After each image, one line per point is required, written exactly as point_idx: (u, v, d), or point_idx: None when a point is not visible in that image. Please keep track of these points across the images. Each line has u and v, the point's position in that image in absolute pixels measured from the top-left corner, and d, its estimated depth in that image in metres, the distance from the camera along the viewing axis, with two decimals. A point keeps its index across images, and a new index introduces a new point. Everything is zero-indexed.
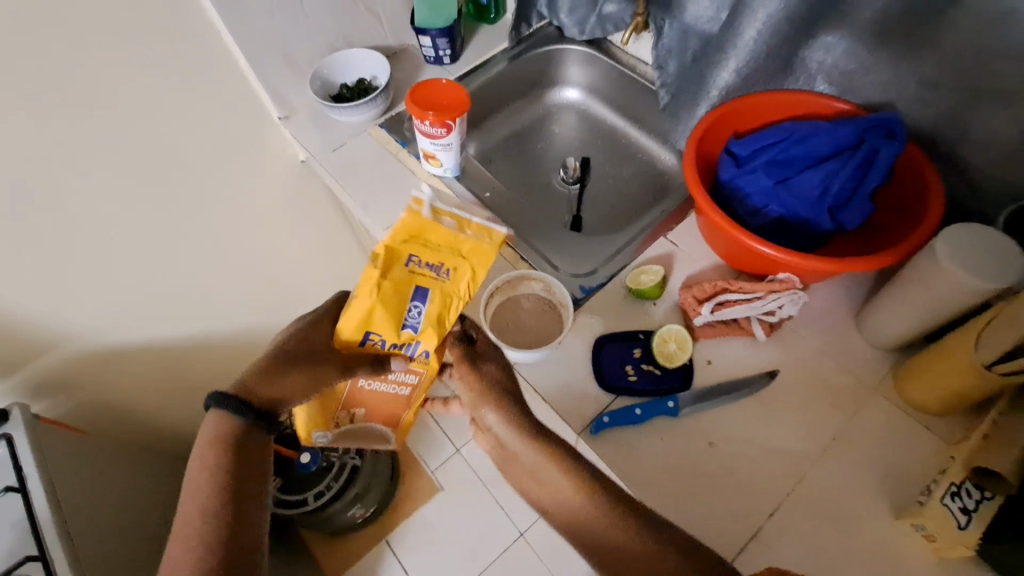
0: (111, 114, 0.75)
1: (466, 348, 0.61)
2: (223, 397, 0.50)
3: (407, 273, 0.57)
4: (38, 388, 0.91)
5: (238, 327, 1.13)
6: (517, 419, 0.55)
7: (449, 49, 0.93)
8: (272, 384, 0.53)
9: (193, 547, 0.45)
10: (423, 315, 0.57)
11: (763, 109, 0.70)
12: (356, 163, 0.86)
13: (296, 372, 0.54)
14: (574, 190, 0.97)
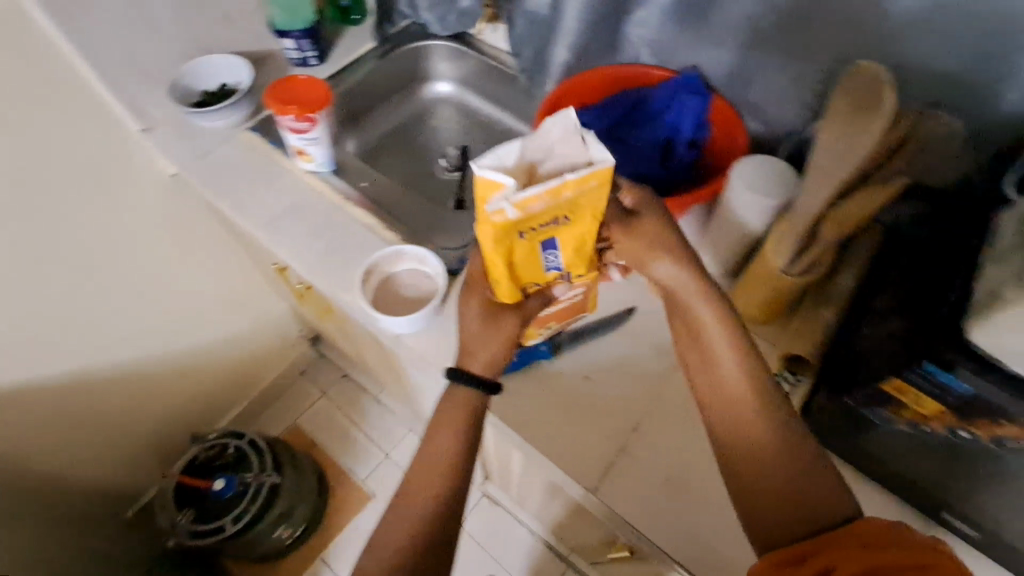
0: None
1: (625, 213, 0.56)
2: (461, 376, 0.58)
3: (528, 241, 0.51)
4: None
5: (124, 355, 1.10)
6: (690, 280, 0.56)
7: (314, 51, 0.95)
8: (478, 352, 0.59)
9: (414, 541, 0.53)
10: (562, 258, 0.54)
11: (598, 83, 0.77)
12: (225, 167, 0.85)
13: (502, 328, 0.59)
14: (456, 177, 1.02)
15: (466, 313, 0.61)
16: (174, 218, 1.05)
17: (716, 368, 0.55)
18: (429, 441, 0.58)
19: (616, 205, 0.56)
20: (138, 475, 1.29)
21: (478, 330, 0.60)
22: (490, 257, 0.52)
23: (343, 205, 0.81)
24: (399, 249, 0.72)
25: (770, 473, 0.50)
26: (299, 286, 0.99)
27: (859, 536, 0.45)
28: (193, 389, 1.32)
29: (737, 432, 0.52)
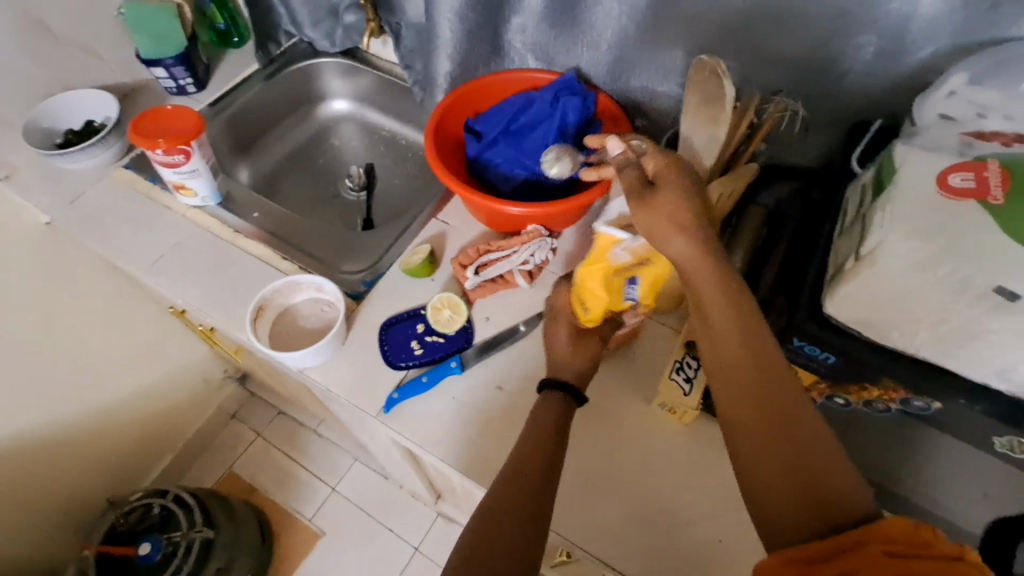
0: None
1: (643, 177, 0.52)
2: (561, 387, 0.58)
3: (623, 279, 0.56)
4: None
5: (15, 426, 1.00)
6: (693, 240, 0.48)
7: (190, 77, 0.90)
8: (569, 368, 0.59)
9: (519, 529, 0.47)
10: (637, 295, 0.57)
11: (486, 91, 0.79)
12: (99, 210, 0.79)
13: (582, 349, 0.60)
14: (363, 197, 0.99)
15: (553, 336, 0.62)
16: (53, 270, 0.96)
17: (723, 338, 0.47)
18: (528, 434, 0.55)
19: (637, 170, 0.53)
20: (54, 554, 1.19)
21: (568, 350, 0.60)
22: (589, 286, 0.58)
23: (235, 237, 0.77)
24: (291, 279, 0.68)
25: (783, 455, 0.42)
26: (205, 328, 0.93)
27: (884, 538, 0.36)
28: (107, 450, 1.22)
29: (751, 439, 0.43)
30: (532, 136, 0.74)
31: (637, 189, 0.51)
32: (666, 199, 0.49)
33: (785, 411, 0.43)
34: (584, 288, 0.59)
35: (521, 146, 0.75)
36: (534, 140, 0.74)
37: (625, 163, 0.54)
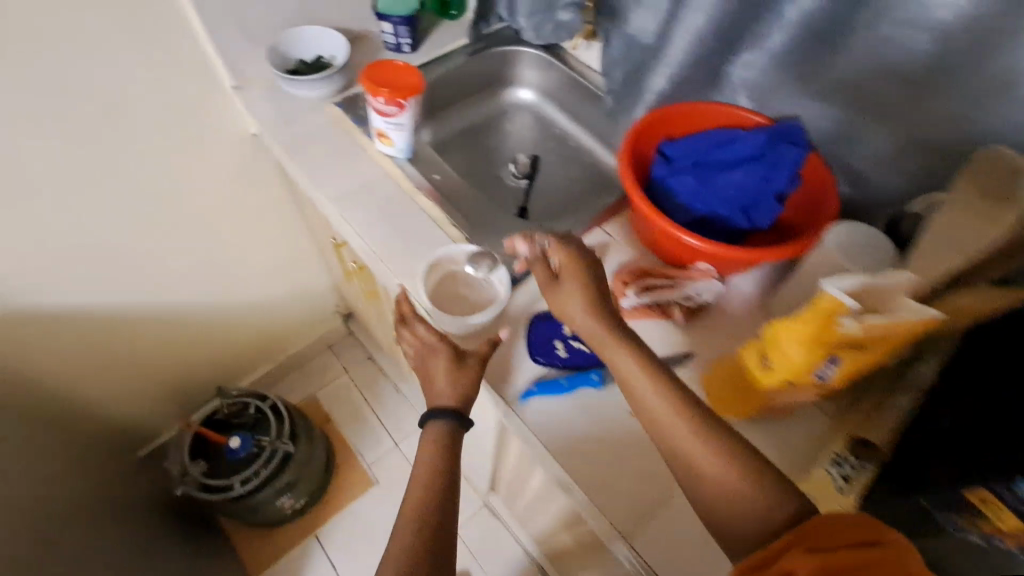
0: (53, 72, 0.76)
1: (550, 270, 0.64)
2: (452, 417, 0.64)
3: (825, 353, 0.47)
4: None
5: (169, 301, 1.13)
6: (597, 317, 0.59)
7: (409, 38, 0.96)
8: (451, 394, 0.64)
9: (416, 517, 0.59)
10: (832, 372, 0.49)
11: (683, 117, 0.76)
12: (308, 136, 0.87)
13: (464, 374, 0.64)
14: (523, 185, 1.01)
15: (429, 369, 0.66)
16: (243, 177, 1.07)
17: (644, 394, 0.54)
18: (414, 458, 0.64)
19: (544, 264, 0.65)
20: (159, 417, 1.33)
21: (443, 380, 0.64)
22: (778, 339, 0.50)
23: (412, 193, 0.82)
24: (460, 246, 0.71)
25: (724, 481, 0.48)
26: (354, 263, 1.00)
27: (812, 540, 0.41)
28: (227, 344, 1.35)
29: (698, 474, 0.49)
30: (726, 173, 0.72)
31: (546, 283, 0.63)
32: (569, 283, 0.61)
33: (717, 445, 0.50)
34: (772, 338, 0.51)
35: (712, 181, 0.73)
36: (727, 178, 0.72)
37: (534, 258, 0.65)
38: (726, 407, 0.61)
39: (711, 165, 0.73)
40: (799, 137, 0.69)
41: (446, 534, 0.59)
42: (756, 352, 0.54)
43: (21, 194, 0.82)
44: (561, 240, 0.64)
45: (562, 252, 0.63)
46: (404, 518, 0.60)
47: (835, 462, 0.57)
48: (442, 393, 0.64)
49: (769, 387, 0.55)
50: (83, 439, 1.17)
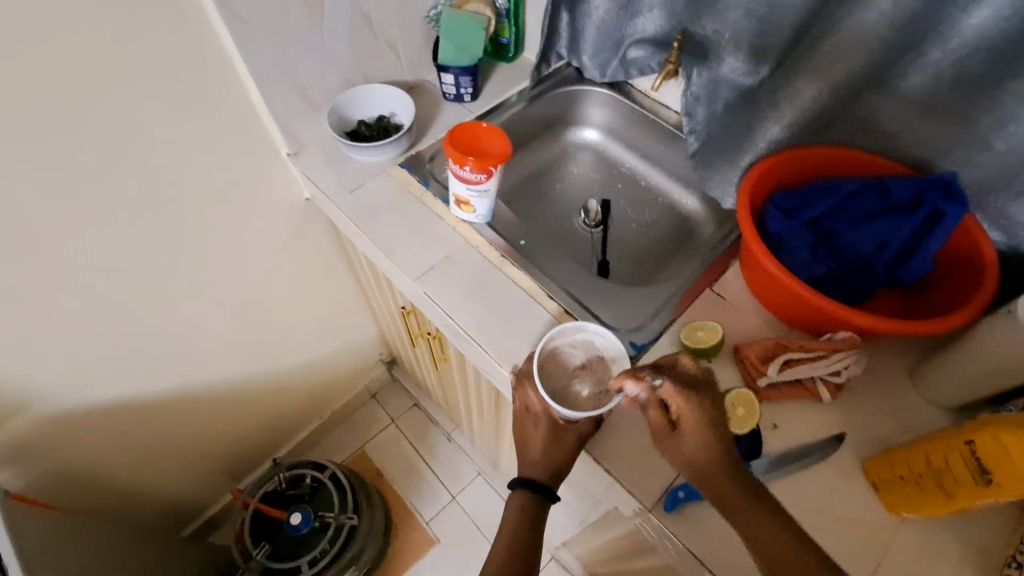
0: (114, 159, 0.69)
1: (666, 416, 0.56)
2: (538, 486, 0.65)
3: None
4: (8, 455, 0.83)
5: (223, 375, 1.06)
6: (703, 463, 0.52)
7: (471, 87, 0.90)
8: (544, 466, 0.65)
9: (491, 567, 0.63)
10: None
11: (808, 162, 0.69)
12: (377, 203, 0.81)
13: (560, 451, 0.63)
14: (597, 234, 0.93)
15: (529, 435, 0.66)
16: (295, 241, 1.00)
17: (719, 494, 0.51)
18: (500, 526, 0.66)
19: (659, 407, 0.56)
20: (212, 491, 1.26)
21: (541, 450, 0.65)
22: (1012, 442, 0.43)
23: (496, 260, 0.75)
24: (570, 324, 0.65)
25: None
26: (423, 328, 0.94)
27: None
28: (277, 409, 1.28)
29: None
30: (858, 228, 0.64)
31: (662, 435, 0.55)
32: (687, 435, 0.54)
33: None
34: (1000, 440, 0.44)
35: (839, 236, 0.65)
36: (861, 233, 0.64)
37: (648, 399, 0.56)
38: (895, 508, 0.54)
39: (838, 219, 0.66)
40: (959, 191, 0.60)
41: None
42: (965, 450, 0.46)
43: (78, 292, 0.75)
44: (677, 387, 0.55)
45: (683, 403, 0.54)
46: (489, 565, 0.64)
47: (1010, 565, 0.50)
48: (534, 457, 0.65)
49: (965, 497, 0.47)
50: (139, 526, 1.10)
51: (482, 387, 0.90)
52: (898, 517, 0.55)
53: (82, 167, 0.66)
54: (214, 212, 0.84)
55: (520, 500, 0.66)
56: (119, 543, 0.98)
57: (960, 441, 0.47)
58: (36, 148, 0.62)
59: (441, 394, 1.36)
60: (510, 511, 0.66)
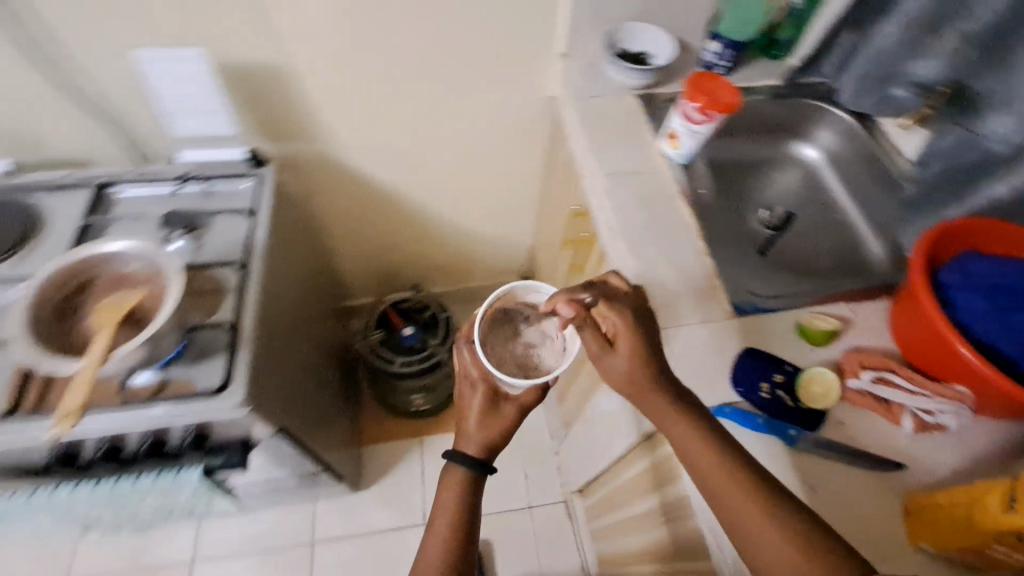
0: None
1: (601, 335, 0.65)
2: (475, 461, 0.72)
3: None
4: (284, 166, 1.09)
5: (419, 204, 1.30)
6: (639, 376, 0.62)
7: (728, 62, 1.00)
8: (479, 438, 0.73)
9: (437, 549, 0.66)
10: None
11: (1013, 241, 0.70)
12: (606, 115, 0.96)
13: (501, 418, 0.74)
14: (768, 234, 0.97)
15: (466, 408, 0.74)
16: (525, 129, 1.18)
17: (685, 442, 0.58)
18: (437, 509, 0.70)
19: (592, 329, 0.65)
20: (360, 288, 1.55)
21: (474, 423, 0.73)
22: None
23: (675, 195, 0.86)
24: (521, 283, 0.74)
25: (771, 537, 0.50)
26: (582, 233, 1.06)
27: None
28: (432, 259, 1.51)
29: (750, 534, 0.51)
30: None
31: (600, 354, 0.64)
32: (621, 352, 0.63)
33: (756, 505, 0.52)
34: None
35: (1012, 312, 0.63)
36: None
37: (585, 324, 0.66)
38: (916, 535, 0.57)
39: (1017, 296, 0.65)
40: None
41: (471, 550, 0.68)
42: (1008, 489, 0.49)
43: (388, 81, 0.99)
44: (609, 306, 0.65)
45: (617, 322, 0.64)
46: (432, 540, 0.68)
47: None
48: (472, 430, 0.73)
49: (989, 531, 0.50)
50: (330, 279, 1.39)
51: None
52: (914, 546, 0.57)
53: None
54: (494, 71, 1.03)
55: (467, 472, 0.71)
56: (316, 275, 1.28)
57: (1008, 486, 0.49)
58: None
59: None
60: (447, 492, 0.70)
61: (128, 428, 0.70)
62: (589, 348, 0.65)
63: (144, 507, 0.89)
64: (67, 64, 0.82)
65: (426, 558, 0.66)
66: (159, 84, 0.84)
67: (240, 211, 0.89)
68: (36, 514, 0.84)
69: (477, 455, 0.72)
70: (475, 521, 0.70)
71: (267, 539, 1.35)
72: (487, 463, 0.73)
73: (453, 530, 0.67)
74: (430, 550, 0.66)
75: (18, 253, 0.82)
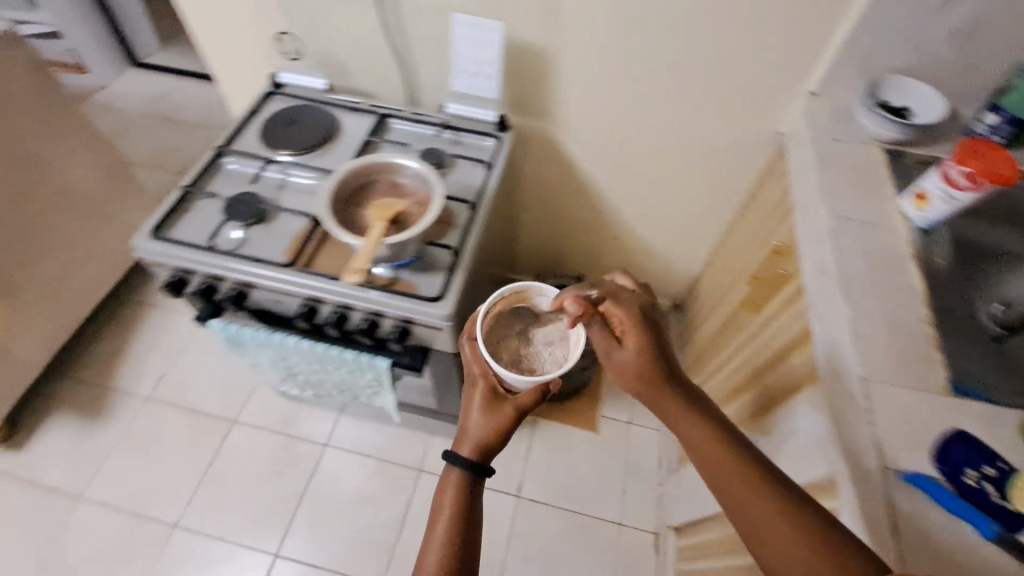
0: (735, 21, 0.95)
1: (609, 332, 0.74)
2: (469, 461, 0.77)
3: None
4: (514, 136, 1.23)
5: (611, 202, 1.38)
6: (646, 368, 0.70)
7: (1004, 138, 0.92)
8: (477, 436, 0.78)
9: (435, 555, 0.70)
10: None
11: None
12: (845, 160, 0.94)
13: (501, 415, 0.78)
14: (998, 330, 0.88)
15: (467, 414, 0.80)
16: (743, 157, 1.19)
17: (703, 445, 0.65)
18: (433, 519, 0.74)
19: (602, 325, 0.74)
20: (526, 265, 1.66)
21: (473, 425, 0.79)
22: None
23: (905, 255, 0.82)
24: (529, 283, 0.87)
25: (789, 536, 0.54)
26: (778, 269, 1.03)
27: None
28: (599, 259, 1.58)
29: (772, 539, 0.55)
30: None
31: (610, 348, 0.72)
32: (629, 347, 0.72)
33: (772, 504, 0.57)
34: None
35: None
36: None
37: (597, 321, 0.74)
38: None
39: None
40: None
41: (468, 554, 0.72)
42: None
43: (633, 82, 1.07)
44: (617, 306, 0.74)
45: (625, 319, 0.73)
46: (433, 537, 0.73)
47: None
48: (471, 431, 0.78)
49: None
50: (507, 247, 1.52)
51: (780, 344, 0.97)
52: None
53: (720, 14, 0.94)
54: (739, 93, 1.06)
55: (461, 474, 0.76)
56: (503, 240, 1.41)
57: None
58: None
59: (699, 350, 1.47)
60: (444, 492, 0.76)
61: (365, 302, 0.86)
62: (597, 339, 0.74)
63: (333, 375, 1.06)
64: (400, 13, 1.01)
65: (426, 562, 0.70)
66: (463, 45, 1.00)
67: (479, 162, 1.04)
68: (262, 352, 1.02)
69: (470, 458, 0.77)
70: (473, 518, 0.74)
71: (385, 453, 1.51)
72: (483, 463, 0.78)
73: (449, 529, 0.72)
74: (430, 554, 0.71)
75: (318, 148, 1.03)
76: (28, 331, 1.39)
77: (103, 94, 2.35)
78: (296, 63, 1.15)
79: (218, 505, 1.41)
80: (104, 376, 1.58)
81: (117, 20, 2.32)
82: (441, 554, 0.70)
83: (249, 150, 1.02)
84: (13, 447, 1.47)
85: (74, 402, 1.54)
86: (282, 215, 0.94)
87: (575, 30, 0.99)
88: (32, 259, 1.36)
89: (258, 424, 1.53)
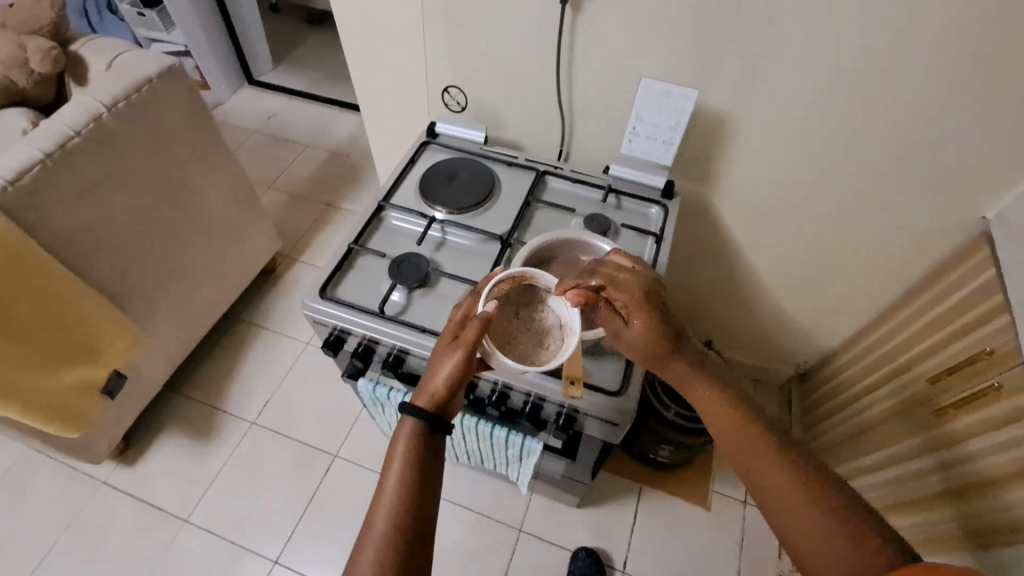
0: (957, 99, 0.85)
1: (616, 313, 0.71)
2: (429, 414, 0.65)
3: None
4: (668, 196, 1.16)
5: (755, 268, 1.28)
6: (656, 344, 0.68)
7: None
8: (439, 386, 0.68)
9: (385, 527, 0.58)
10: None
11: None
12: None
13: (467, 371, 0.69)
14: None
15: (435, 365, 0.69)
16: (928, 238, 1.07)
17: (717, 412, 0.67)
18: (380, 481, 0.62)
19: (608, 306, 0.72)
20: None
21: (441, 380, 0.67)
22: None
23: None
24: (546, 275, 0.77)
25: (819, 526, 0.57)
26: (981, 385, 0.90)
27: None
28: (726, 322, 1.48)
29: (803, 537, 0.57)
30: None
31: (620, 330, 0.70)
32: (637, 327, 0.69)
33: (800, 490, 0.60)
34: None
35: None
36: None
37: (602, 306, 0.73)
38: None
39: None
40: None
41: (422, 518, 0.61)
42: None
43: (816, 151, 0.99)
44: (625, 286, 0.71)
45: (632, 298, 0.70)
46: (377, 509, 0.60)
47: None
48: (433, 381, 0.67)
49: None
50: None
51: (996, 468, 0.85)
52: None
53: (939, 89, 0.84)
54: (941, 171, 0.95)
55: (417, 428, 0.65)
56: None
57: None
58: (946, 62, 0.81)
59: (836, 437, 1.33)
60: (395, 445, 0.64)
61: (542, 390, 0.80)
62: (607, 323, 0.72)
63: (468, 443, 1.00)
64: (580, 71, 0.97)
65: (368, 535, 0.58)
66: (646, 109, 0.96)
67: (648, 232, 0.95)
68: (401, 415, 0.97)
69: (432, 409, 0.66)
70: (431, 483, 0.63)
71: (486, 507, 1.45)
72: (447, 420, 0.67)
73: (400, 496, 0.60)
74: (375, 533, 0.58)
75: (479, 207, 0.98)
76: (158, 351, 1.43)
77: (221, 111, 2.45)
78: (457, 114, 1.13)
79: (317, 543, 1.39)
80: (215, 395, 1.61)
81: (242, 41, 2.42)
82: (392, 523, 0.59)
83: (410, 205, 0.99)
84: (129, 462, 1.50)
85: (187, 420, 1.56)
86: (444, 280, 0.90)
87: (770, 97, 0.92)
88: (171, 282, 1.39)
89: (359, 462, 1.51)
